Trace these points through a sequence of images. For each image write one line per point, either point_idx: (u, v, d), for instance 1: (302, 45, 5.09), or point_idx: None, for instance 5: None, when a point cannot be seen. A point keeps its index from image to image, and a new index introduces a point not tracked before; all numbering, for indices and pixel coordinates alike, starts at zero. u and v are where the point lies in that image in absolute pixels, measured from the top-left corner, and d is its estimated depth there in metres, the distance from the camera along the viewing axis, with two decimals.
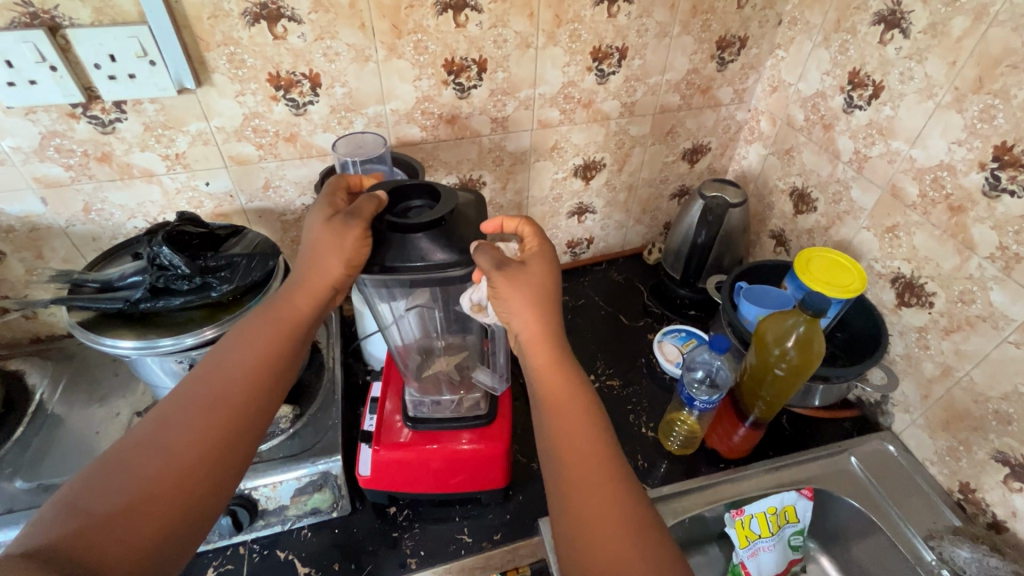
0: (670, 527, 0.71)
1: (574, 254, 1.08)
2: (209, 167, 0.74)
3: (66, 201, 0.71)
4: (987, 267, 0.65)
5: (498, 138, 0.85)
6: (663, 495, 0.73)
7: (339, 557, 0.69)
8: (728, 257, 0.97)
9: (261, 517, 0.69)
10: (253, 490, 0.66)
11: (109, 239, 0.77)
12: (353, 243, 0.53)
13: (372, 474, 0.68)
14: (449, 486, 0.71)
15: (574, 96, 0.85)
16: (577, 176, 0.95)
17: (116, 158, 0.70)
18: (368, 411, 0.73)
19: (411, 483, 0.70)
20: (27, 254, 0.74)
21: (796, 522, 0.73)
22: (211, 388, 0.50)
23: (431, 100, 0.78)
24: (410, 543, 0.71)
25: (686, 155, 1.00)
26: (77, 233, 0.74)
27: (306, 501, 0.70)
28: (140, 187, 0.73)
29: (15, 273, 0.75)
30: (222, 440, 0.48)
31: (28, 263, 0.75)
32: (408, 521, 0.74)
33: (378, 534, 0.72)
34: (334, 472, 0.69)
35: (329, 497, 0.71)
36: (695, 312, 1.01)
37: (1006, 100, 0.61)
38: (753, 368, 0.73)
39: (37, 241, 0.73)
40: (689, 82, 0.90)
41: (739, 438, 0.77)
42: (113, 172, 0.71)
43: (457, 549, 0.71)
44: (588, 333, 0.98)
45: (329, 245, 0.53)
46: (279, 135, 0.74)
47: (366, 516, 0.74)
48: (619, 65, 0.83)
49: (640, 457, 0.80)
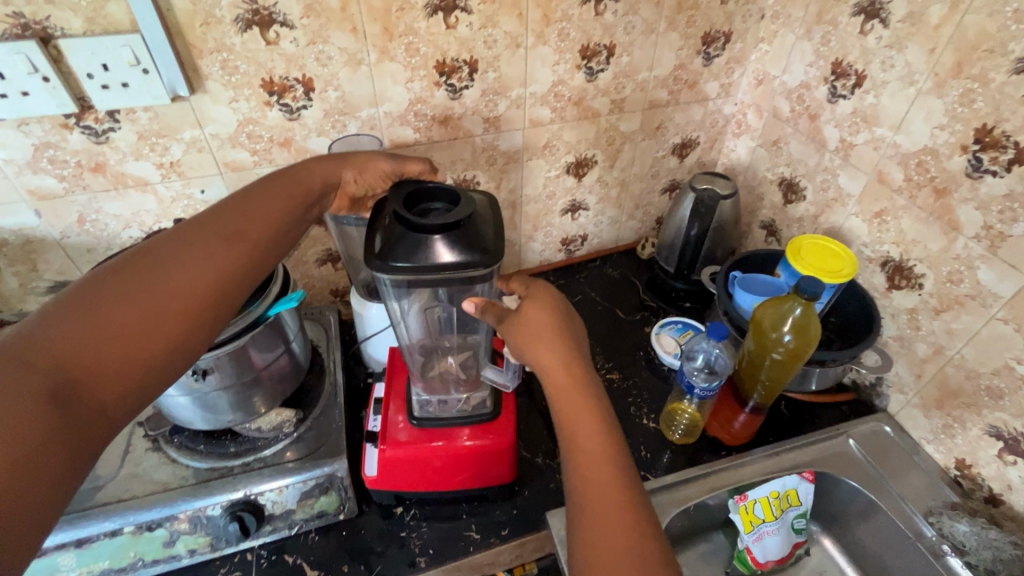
0: (675, 515, 0.71)
1: (569, 251, 1.09)
2: (204, 174, 0.74)
3: (60, 213, 0.71)
4: (974, 247, 0.67)
5: (491, 137, 0.86)
6: (667, 484, 0.73)
7: (348, 559, 0.69)
8: (721, 248, 0.99)
9: (268, 522, 0.68)
10: (259, 495, 0.66)
11: (104, 250, 0.76)
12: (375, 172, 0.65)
13: (379, 475, 0.68)
14: (457, 483, 0.71)
15: (564, 94, 0.86)
16: (569, 173, 0.96)
17: (110, 167, 0.70)
18: (372, 412, 0.73)
19: (418, 482, 0.70)
20: (21, 268, 0.73)
21: (799, 505, 0.74)
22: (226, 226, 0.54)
23: (423, 102, 0.79)
24: (419, 542, 0.71)
25: (676, 149, 1.01)
26: (72, 245, 0.74)
27: (312, 504, 0.69)
28: (135, 196, 0.73)
29: (9, 287, 0.74)
30: (227, 278, 0.51)
31: (22, 276, 0.74)
32: (415, 520, 0.74)
33: (386, 535, 0.72)
34: (339, 473, 0.69)
35: (335, 500, 0.71)
36: (690, 305, 1.02)
37: (985, 83, 0.63)
38: (751, 354, 0.74)
39: (31, 254, 0.73)
40: (676, 77, 0.91)
41: (740, 425, 0.78)
42: (107, 181, 0.71)
43: (467, 545, 0.71)
44: (587, 328, 0.99)
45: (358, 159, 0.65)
46: (274, 140, 0.74)
47: (373, 517, 0.74)
48: (607, 62, 0.85)
49: (643, 448, 0.81)
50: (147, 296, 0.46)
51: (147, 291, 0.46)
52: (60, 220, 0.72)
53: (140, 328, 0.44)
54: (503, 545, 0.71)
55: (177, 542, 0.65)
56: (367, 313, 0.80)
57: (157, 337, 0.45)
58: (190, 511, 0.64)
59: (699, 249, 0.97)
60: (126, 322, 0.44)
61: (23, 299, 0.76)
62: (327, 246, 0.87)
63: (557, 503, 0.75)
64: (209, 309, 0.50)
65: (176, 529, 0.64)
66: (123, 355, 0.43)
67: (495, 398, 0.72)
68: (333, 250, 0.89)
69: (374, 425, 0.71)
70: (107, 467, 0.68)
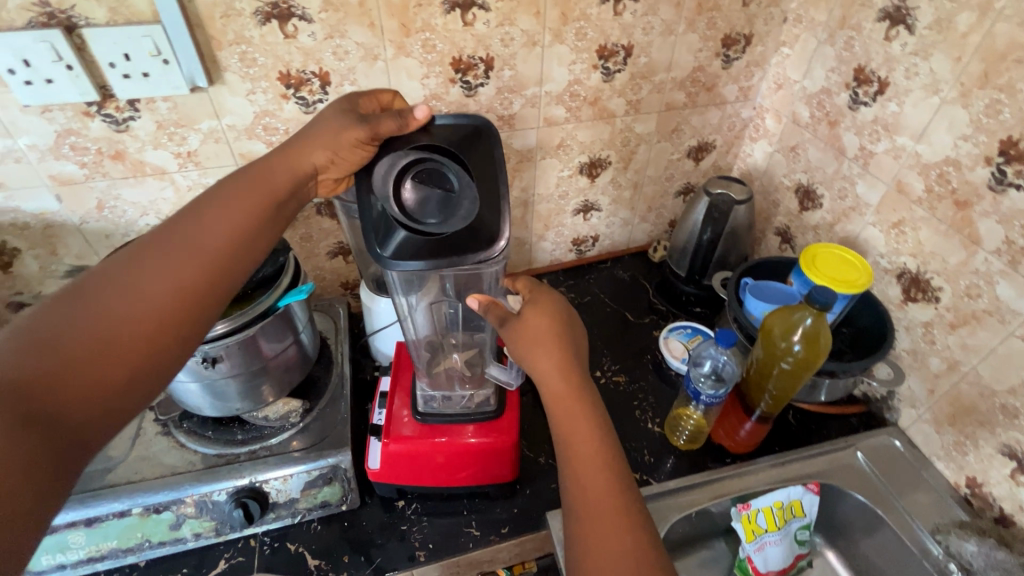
0: (676, 522, 0.71)
1: (580, 251, 1.09)
2: (220, 164, 0.75)
3: (81, 199, 0.72)
4: (993, 262, 0.66)
5: (505, 136, 0.86)
6: (669, 489, 0.73)
7: (349, 550, 0.70)
8: (734, 253, 0.98)
9: (272, 510, 0.69)
10: (264, 482, 0.67)
11: (121, 237, 0.77)
12: (347, 144, 0.58)
13: (382, 469, 0.69)
14: (458, 480, 0.71)
15: (580, 94, 0.85)
16: (583, 174, 0.96)
17: (129, 155, 0.71)
18: (376, 405, 0.74)
19: (420, 478, 0.71)
20: (41, 251, 0.75)
21: (802, 516, 0.73)
22: (184, 240, 0.50)
23: (439, 98, 0.79)
24: (419, 536, 0.72)
25: (692, 153, 1.00)
26: (91, 230, 0.75)
27: (316, 494, 0.70)
28: (152, 184, 0.74)
29: (29, 270, 0.76)
30: (191, 297, 0.48)
31: (42, 259, 0.75)
32: (417, 514, 0.74)
33: (387, 528, 0.72)
34: (343, 465, 0.69)
35: (338, 491, 0.71)
36: (700, 310, 1.02)
37: (1012, 94, 0.61)
38: (760, 362, 0.73)
39: (52, 238, 0.74)
40: (694, 80, 0.90)
41: (745, 433, 0.78)
42: (126, 169, 0.72)
43: (466, 542, 0.71)
44: (594, 329, 0.99)
45: (328, 138, 0.58)
46: (289, 133, 0.75)
47: (375, 509, 0.74)
48: (624, 63, 0.84)
49: (647, 452, 0.80)
50: (98, 323, 0.43)
51: (98, 317, 0.43)
52: (80, 206, 0.73)
53: (98, 355, 0.42)
54: (502, 543, 0.71)
55: (183, 525, 0.67)
56: (376, 307, 0.80)
57: (123, 362, 0.43)
58: (195, 496, 0.65)
59: (712, 254, 0.96)
60: (78, 351, 0.41)
61: (42, 282, 0.78)
62: (339, 239, 0.88)
63: (558, 504, 0.75)
64: (177, 329, 0.47)
65: (181, 513, 0.65)
66: (87, 383, 0.41)
67: (499, 397, 0.73)
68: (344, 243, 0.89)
69: (379, 419, 0.72)
70: (119, 448, 0.69)
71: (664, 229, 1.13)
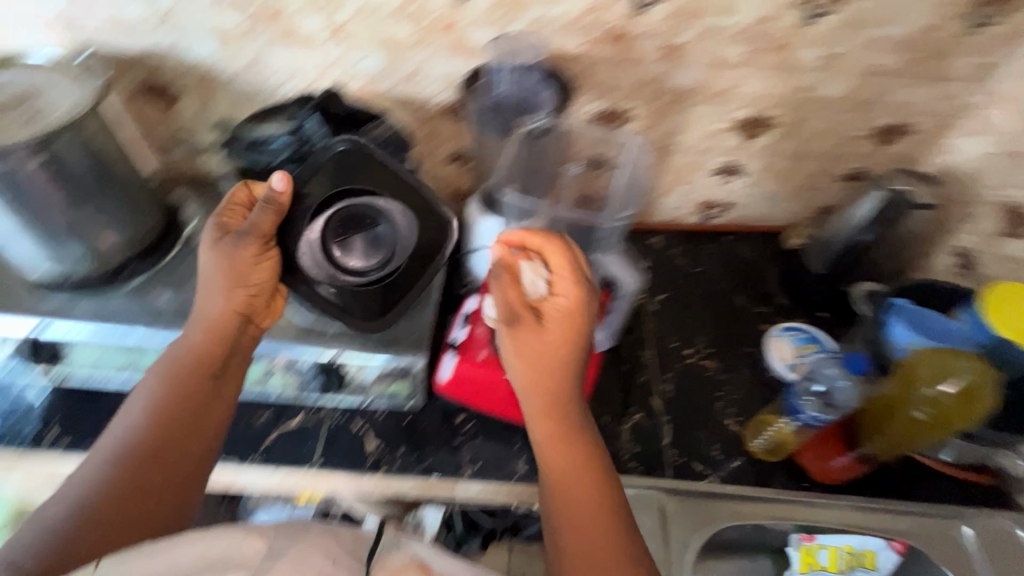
0: (726, 528, 0.70)
1: (705, 216, 0.96)
2: (365, 44, 0.73)
3: (236, 51, 0.74)
4: None
5: (662, 70, 0.75)
6: (730, 494, 0.71)
7: (404, 443, 0.75)
8: (892, 264, 0.83)
9: (344, 390, 0.74)
10: (342, 363, 0.71)
11: (262, 98, 0.79)
12: (250, 257, 0.62)
13: (448, 383, 0.73)
14: (516, 412, 0.74)
15: (766, 34, 0.72)
16: (739, 130, 0.83)
17: (285, 16, 0.71)
18: (457, 327, 0.75)
19: (483, 400, 0.74)
20: (195, 96, 0.79)
21: (870, 569, 0.70)
22: (147, 410, 0.59)
23: (602, 12, 0.70)
24: (469, 452, 0.74)
25: (881, 133, 0.82)
26: (238, 84, 0.78)
27: (386, 386, 0.74)
28: (300, 51, 0.74)
29: (185, 114, 0.81)
30: (178, 417, 0.59)
31: (194, 104, 0.80)
32: (471, 432, 0.76)
33: (441, 436, 0.76)
34: (414, 370, 0.72)
35: (407, 389, 0.75)
36: (826, 315, 0.88)
37: None
38: (885, 398, 0.66)
39: (205, 85, 0.78)
40: (918, 42, 0.72)
41: (840, 465, 0.70)
42: (279, 31, 0.72)
43: (510, 474, 0.73)
44: (697, 307, 0.90)
45: (227, 271, 0.62)
46: (437, 23, 0.71)
47: (434, 415, 0.77)
48: (834, 2, 0.69)
49: (717, 448, 0.75)
50: (110, 477, 0.54)
51: (109, 468, 0.55)
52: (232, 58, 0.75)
53: (142, 495, 0.54)
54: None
55: (270, 378, 0.73)
56: (481, 224, 0.76)
57: (160, 490, 0.55)
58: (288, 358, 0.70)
59: (864, 257, 0.82)
60: (106, 492, 0.53)
61: (190, 123, 0.82)
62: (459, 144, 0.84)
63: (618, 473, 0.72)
64: (183, 426, 0.59)
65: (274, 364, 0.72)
66: (139, 495, 0.54)
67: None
68: (461, 151, 0.85)
69: (455, 337, 0.73)
70: None
71: (813, 214, 0.94)
